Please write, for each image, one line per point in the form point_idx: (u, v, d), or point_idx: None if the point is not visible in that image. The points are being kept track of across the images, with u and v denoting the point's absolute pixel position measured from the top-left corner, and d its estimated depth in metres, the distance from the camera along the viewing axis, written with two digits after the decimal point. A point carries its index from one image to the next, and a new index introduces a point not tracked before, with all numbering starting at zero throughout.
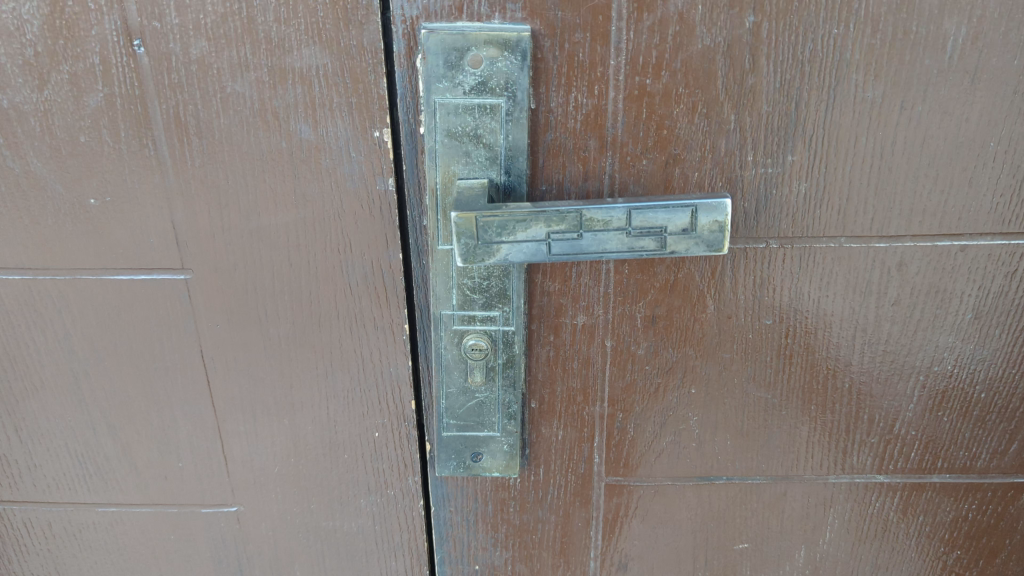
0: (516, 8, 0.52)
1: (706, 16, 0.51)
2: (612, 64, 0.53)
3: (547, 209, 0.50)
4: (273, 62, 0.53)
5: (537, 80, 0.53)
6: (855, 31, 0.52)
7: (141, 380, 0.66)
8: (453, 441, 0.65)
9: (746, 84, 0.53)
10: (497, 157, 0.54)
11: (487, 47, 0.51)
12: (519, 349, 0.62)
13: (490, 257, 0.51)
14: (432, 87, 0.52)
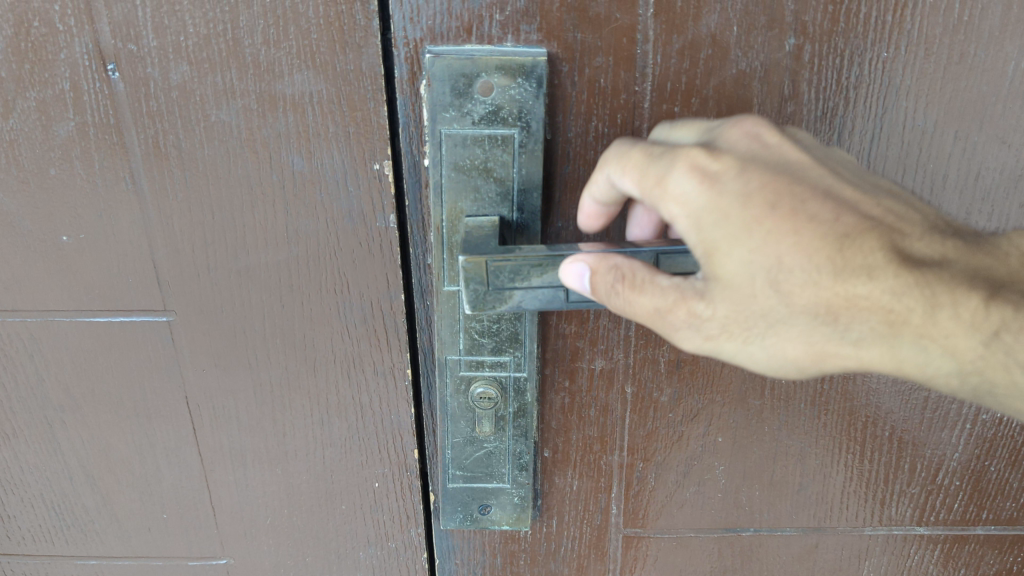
0: (531, 30, 0.46)
1: (741, 38, 0.46)
2: (637, 90, 0.48)
3: (565, 252, 0.44)
4: (262, 88, 0.48)
5: (554, 107, 0.48)
6: (907, 54, 0.46)
7: (120, 427, 0.61)
8: (460, 493, 0.60)
9: (784, 112, 0.48)
10: (509, 192, 0.49)
11: (499, 73, 0.46)
12: (531, 397, 0.57)
13: (503, 304, 0.45)
14: (437, 116, 0.47)
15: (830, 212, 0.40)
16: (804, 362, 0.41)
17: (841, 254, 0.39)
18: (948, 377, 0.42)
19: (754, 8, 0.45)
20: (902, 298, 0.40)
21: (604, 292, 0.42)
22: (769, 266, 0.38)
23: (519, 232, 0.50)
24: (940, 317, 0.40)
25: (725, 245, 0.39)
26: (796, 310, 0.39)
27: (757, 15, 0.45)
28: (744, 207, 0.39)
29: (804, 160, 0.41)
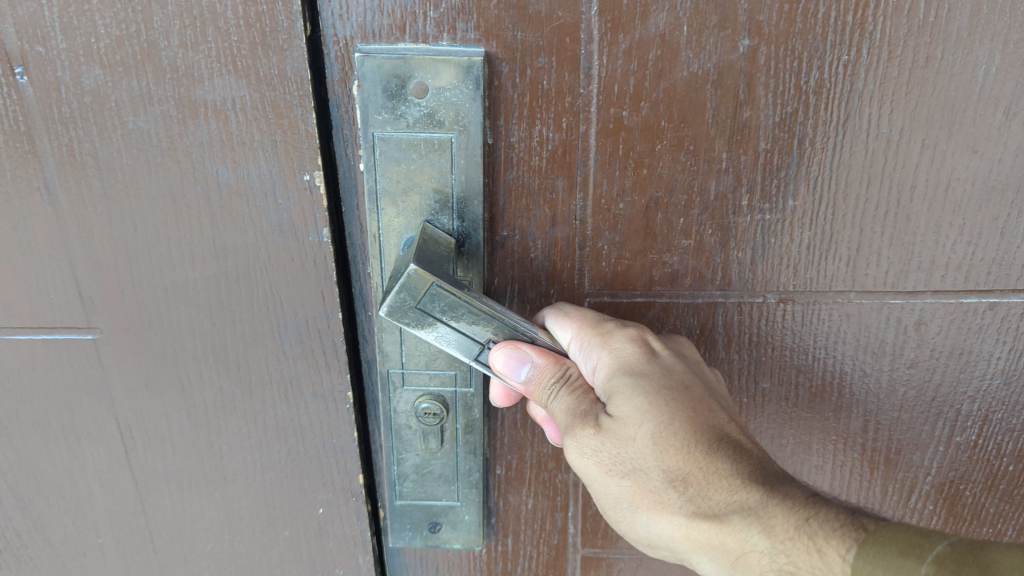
0: (469, 27, 0.43)
1: (692, 38, 0.43)
2: (583, 93, 0.45)
3: (505, 316, 0.44)
4: (181, 93, 0.45)
5: (497, 110, 0.45)
6: (870, 56, 0.43)
7: (49, 451, 0.57)
8: (409, 510, 0.57)
9: (740, 118, 0.45)
10: (448, 200, 0.46)
11: (434, 74, 0.43)
12: (479, 413, 0.54)
13: (422, 329, 0.43)
14: (371, 121, 0.44)
15: (731, 420, 0.44)
16: (657, 517, 0.43)
17: (718, 438, 0.42)
18: (758, 556, 0.40)
19: (705, 7, 0.42)
20: (749, 482, 0.41)
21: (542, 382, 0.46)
22: (656, 420, 0.42)
23: (461, 241, 0.48)
24: (770, 500, 0.40)
25: (628, 392, 0.43)
26: (658, 468, 0.42)
27: (708, 14, 0.42)
28: (661, 375, 0.44)
29: (716, 386, 0.47)
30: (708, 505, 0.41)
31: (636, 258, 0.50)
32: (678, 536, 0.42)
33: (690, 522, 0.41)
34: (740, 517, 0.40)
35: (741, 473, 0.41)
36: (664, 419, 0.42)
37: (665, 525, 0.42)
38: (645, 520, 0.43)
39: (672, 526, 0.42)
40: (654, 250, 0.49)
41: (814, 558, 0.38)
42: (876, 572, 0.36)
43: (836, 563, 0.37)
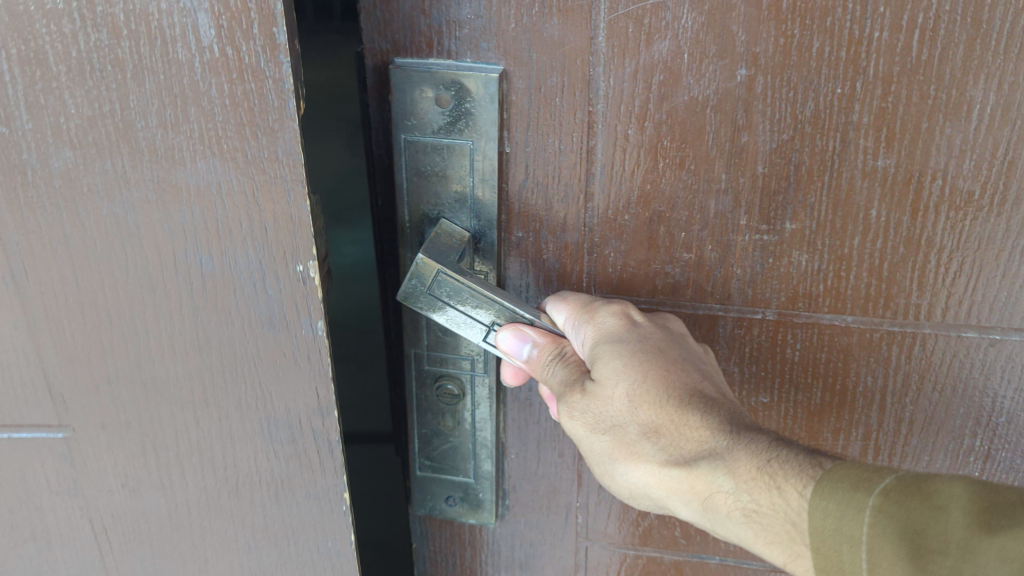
0: (490, 47, 0.48)
1: (693, 65, 0.47)
2: (592, 110, 0.49)
3: (504, 301, 0.49)
4: (158, 180, 0.45)
5: (513, 122, 0.50)
6: (863, 91, 0.45)
7: (24, 547, 0.61)
8: (429, 480, 0.64)
9: (737, 142, 0.48)
10: (466, 200, 0.52)
11: (456, 87, 0.49)
12: (491, 399, 0.60)
13: (435, 313, 0.50)
14: (402, 125, 0.50)
15: (702, 377, 0.48)
16: (635, 468, 0.46)
17: (689, 392, 0.46)
18: (724, 496, 0.43)
19: (705, 37, 0.46)
20: (715, 432, 0.44)
21: (540, 360, 0.50)
22: (632, 379, 0.46)
23: (477, 239, 0.53)
24: (735, 447, 0.43)
25: (608, 355, 0.47)
26: (634, 422, 0.46)
27: (708, 44, 0.46)
28: (638, 340, 0.48)
29: (698, 352, 0.50)
30: (680, 454, 0.45)
31: (641, 267, 0.53)
32: (654, 482, 0.46)
33: (664, 469, 0.45)
34: (708, 462, 0.44)
35: (709, 425, 0.45)
36: (639, 376, 0.46)
37: (641, 474, 0.46)
38: (626, 472, 0.47)
39: (647, 473, 0.46)
40: (658, 260, 0.53)
41: (774, 495, 0.41)
42: (830, 503, 0.39)
43: (794, 498, 0.40)
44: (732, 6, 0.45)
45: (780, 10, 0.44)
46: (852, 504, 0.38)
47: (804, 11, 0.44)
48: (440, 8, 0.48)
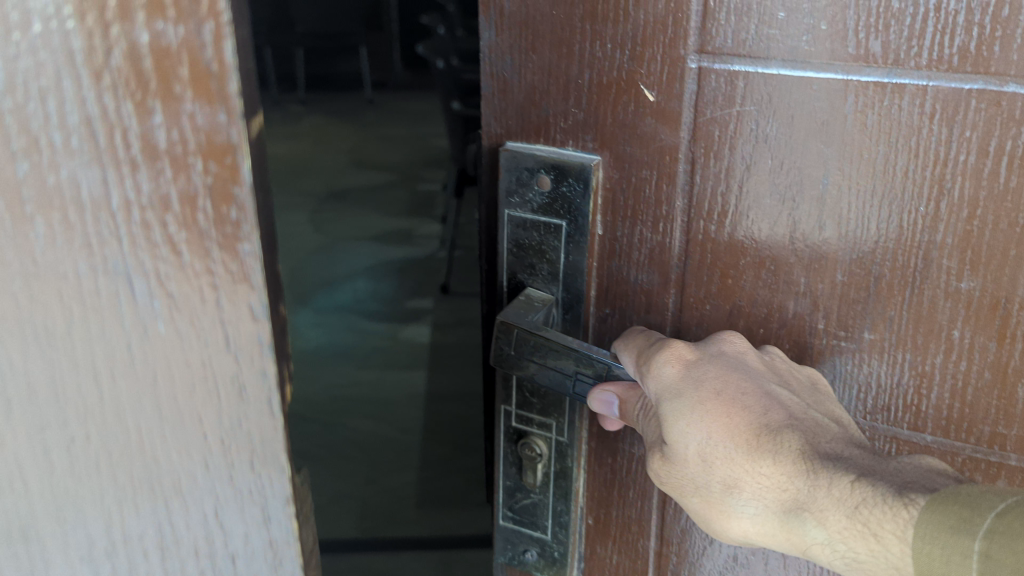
0: (589, 139, 0.52)
1: (776, 169, 0.49)
2: (678, 204, 0.52)
3: (581, 350, 0.52)
4: (86, 473, 0.38)
5: (605, 206, 0.53)
6: (947, 211, 0.46)
7: None
8: (509, 534, 0.64)
9: (818, 247, 0.50)
10: (558, 273, 0.55)
11: (553, 171, 0.53)
12: (574, 461, 0.61)
13: (524, 371, 0.53)
14: (505, 202, 0.55)
15: (763, 406, 0.45)
16: (733, 526, 0.46)
17: (755, 436, 0.44)
18: (821, 547, 0.43)
19: (788, 145, 0.48)
20: (793, 476, 0.43)
21: (631, 417, 0.49)
22: (700, 440, 0.45)
23: (565, 309, 0.56)
24: (818, 494, 0.42)
25: (672, 418, 0.45)
26: (715, 481, 0.45)
27: (790, 152, 0.48)
28: (696, 388, 0.46)
29: (759, 371, 0.48)
30: (769, 506, 0.44)
31: None
32: (755, 536, 0.45)
33: (759, 523, 0.44)
34: (800, 515, 0.43)
35: (786, 470, 0.43)
36: (706, 428, 0.44)
37: (737, 531, 0.46)
38: (725, 529, 0.46)
39: (743, 529, 0.45)
40: None
41: (871, 542, 0.40)
42: (933, 547, 0.38)
43: (894, 542, 0.39)
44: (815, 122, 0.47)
45: (864, 126, 0.46)
46: (955, 550, 0.37)
47: (888, 127, 0.46)
48: (550, 102, 0.52)
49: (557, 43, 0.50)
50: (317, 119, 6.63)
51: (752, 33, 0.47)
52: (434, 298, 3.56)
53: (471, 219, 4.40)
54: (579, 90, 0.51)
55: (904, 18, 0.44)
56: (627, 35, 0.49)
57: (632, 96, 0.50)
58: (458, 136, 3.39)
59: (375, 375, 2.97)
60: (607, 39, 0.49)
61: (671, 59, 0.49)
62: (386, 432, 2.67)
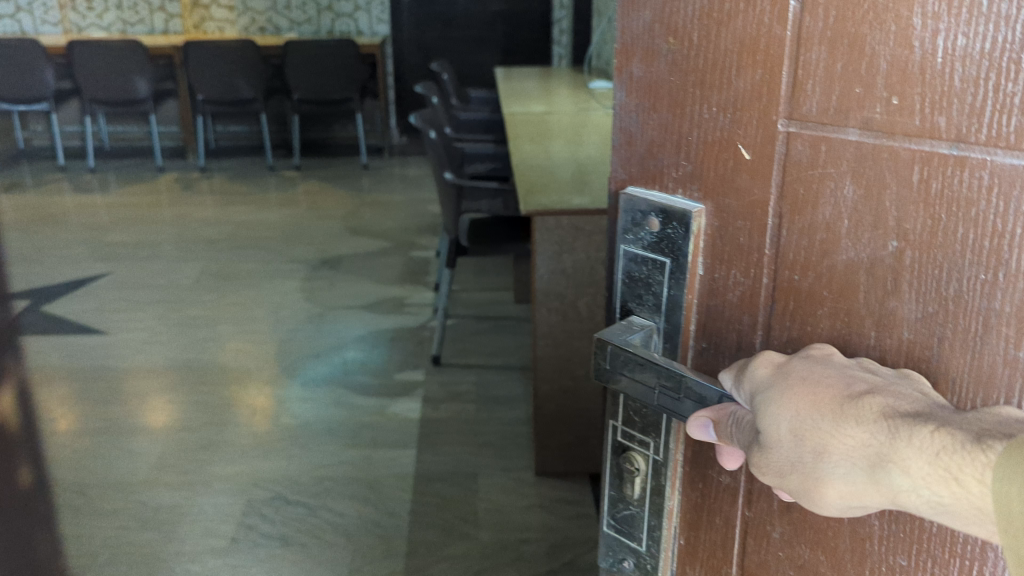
0: (695, 189, 0.66)
1: (852, 231, 0.57)
2: (767, 252, 0.62)
3: (659, 362, 0.64)
4: None
5: (705, 250, 0.67)
6: (1002, 281, 0.50)
7: None
8: (613, 537, 0.79)
9: (886, 306, 0.56)
10: (661, 304, 0.70)
11: (659, 215, 0.69)
12: (664, 479, 0.73)
13: (619, 380, 0.68)
14: (623, 239, 0.72)
15: (846, 382, 0.52)
16: (831, 498, 0.50)
17: (840, 403, 0.50)
18: (908, 493, 0.47)
19: (862, 209, 0.56)
20: (874, 431, 0.48)
21: (729, 435, 0.57)
22: (790, 417, 0.51)
23: (666, 337, 0.71)
24: (898, 443, 0.47)
25: (766, 405, 0.53)
26: (808, 451, 0.50)
27: (864, 216, 0.56)
28: (786, 379, 0.53)
29: (849, 365, 0.54)
30: (856, 463, 0.48)
31: None
32: (851, 499, 0.49)
33: (852, 482, 0.49)
34: (884, 461, 0.47)
35: (865, 425, 0.49)
36: (795, 405, 0.51)
37: (838, 501, 0.49)
38: (828, 504, 0.50)
39: (841, 496, 0.49)
40: None
41: (953, 483, 0.45)
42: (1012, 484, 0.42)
43: (976, 481, 0.44)
44: (886, 189, 0.54)
45: (928, 194, 0.52)
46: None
47: (950, 199, 0.51)
48: (665, 157, 0.68)
49: (673, 104, 0.66)
50: (312, 187, 6.75)
51: (833, 107, 0.55)
52: (424, 370, 3.60)
53: (463, 288, 4.46)
54: (688, 146, 0.66)
55: (966, 97, 0.49)
56: (729, 100, 0.62)
57: (730, 152, 0.63)
58: (451, 206, 3.46)
59: (363, 453, 3.01)
60: (712, 103, 0.64)
61: (767, 122, 0.60)
62: (372, 514, 2.69)
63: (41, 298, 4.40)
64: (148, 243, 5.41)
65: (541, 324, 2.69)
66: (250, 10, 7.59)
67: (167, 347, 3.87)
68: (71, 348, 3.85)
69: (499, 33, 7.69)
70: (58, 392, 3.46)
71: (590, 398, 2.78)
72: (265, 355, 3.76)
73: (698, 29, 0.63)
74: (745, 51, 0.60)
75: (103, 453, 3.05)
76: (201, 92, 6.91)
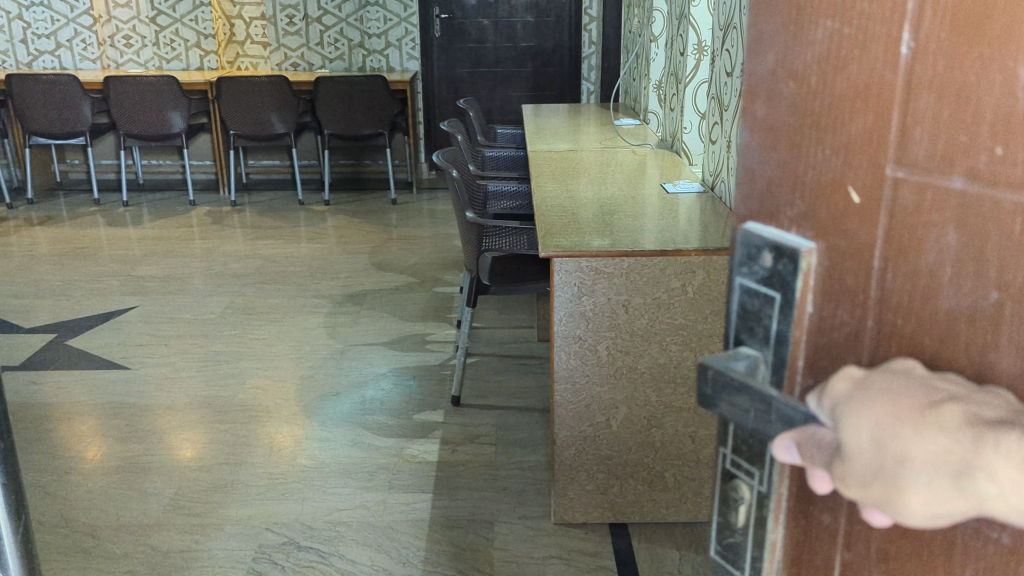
0: (805, 228, 0.64)
1: (954, 278, 0.53)
2: (872, 291, 0.59)
3: (752, 385, 0.61)
4: None
5: (815, 288, 0.63)
6: None
7: None
8: (718, 562, 0.76)
9: (987, 361, 0.52)
10: (768, 338, 0.67)
11: (770, 251, 0.66)
12: (766, 510, 0.70)
13: (716, 404, 0.64)
14: (740, 271, 0.69)
15: (923, 393, 0.50)
16: (908, 507, 0.48)
17: (922, 413, 0.48)
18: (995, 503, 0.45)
19: (965, 255, 0.53)
20: (956, 441, 0.46)
21: (808, 459, 0.55)
22: (870, 427, 0.50)
23: (773, 369, 0.67)
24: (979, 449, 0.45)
25: (848, 416, 0.51)
26: (888, 462, 0.48)
27: (965, 262, 0.53)
28: (872, 391, 0.51)
29: (940, 383, 0.51)
30: (939, 480, 0.47)
31: None
32: (931, 508, 0.47)
33: (932, 497, 0.47)
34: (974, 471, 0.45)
35: (951, 440, 0.46)
36: (872, 414, 0.50)
37: (918, 512, 0.48)
38: (908, 516, 0.48)
39: (921, 503, 0.47)
40: None
41: None
42: None
43: None
44: (988, 239, 0.51)
45: None
46: None
47: None
48: (782, 197, 0.66)
49: (791, 146, 0.65)
50: (340, 221, 6.74)
51: (939, 153, 0.53)
52: (444, 410, 3.50)
53: (487, 325, 4.37)
54: (803, 185, 0.64)
55: None
56: (841, 144, 0.60)
57: (841, 195, 0.60)
58: (473, 246, 3.44)
59: (379, 496, 2.91)
60: (827, 146, 0.61)
61: (875, 168, 0.57)
62: (385, 562, 2.58)
63: (66, 332, 4.38)
64: (176, 277, 5.40)
65: (560, 369, 2.60)
66: (284, 47, 7.66)
67: (188, 383, 3.80)
68: (92, 383, 3.79)
69: (529, 70, 7.71)
70: (76, 428, 3.40)
71: (612, 445, 2.68)
72: (284, 393, 3.68)
73: (816, 73, 0.61)
74: (859, 97, 0.58)
75: (117, 494, 2.95)
76: (234, 127, 6.98)
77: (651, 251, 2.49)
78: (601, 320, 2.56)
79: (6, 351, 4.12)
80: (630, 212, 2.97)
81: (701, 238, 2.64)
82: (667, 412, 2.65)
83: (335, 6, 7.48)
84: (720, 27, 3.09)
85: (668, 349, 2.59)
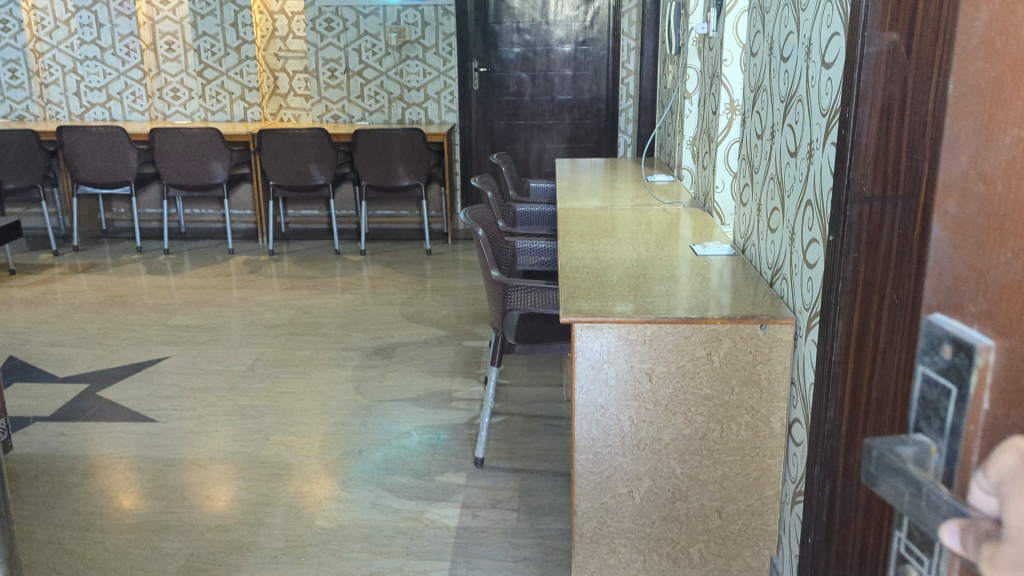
0: (988, 332, 0.55)
1: None
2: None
3: (916, 471, 0.56)
4: None
5: (990, 385, 0.55)
6: None
7: None
8: None
9: None
10: (948, 430, 0.58)
11: (947, 350, 0.57)
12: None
13: (875, 486, 0.59)
14: (919, 363, 0.60)
15: None
16: None
17: None
18: None
19: None
20: None
21: (966, 542, 0.52)
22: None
23: (946, 460, 0.58)
24: None
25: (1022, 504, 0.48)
26: None
27: None
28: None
29: None
30: None
31: None
32: None
33: None
34: None
35: None
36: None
37: None
38: None
39: None
40: None
41: None
42: None
43: None
44: None
45: None
46: None
47: None
48: (965, 296, 0.59)
49: (977, 259, 0.58)
50: (375, 271, 6.77)
51: None
52: (467, 472, 3.43)
53: (514, 383, 4.30)
54: (987, 290, 0.57)
55: None
56: (1014, 256, 0.55)
57: (1020, 298, 0.54)
58: (498, 303, 3.40)
59: (396, 563, 2.84)
60: (1007, 251, 0.55)
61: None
62: None
63: (99, 382, 4.42)
64: (210, 326, 5.45)
65: (581, 437, 2.54)
66: (325, 100, 7.79)
67: (214, 438, 3.80)
68: (119, 436, 3.80)
69: (566, 123, 7.73)
70: (100, 483, 3.40)
71: (635, 517, 2.60)
72: (307, 451, 3.65)
73: (1003, 186, 0.55)
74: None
75: (135, 553, 2.93)
76: (274, 177, 7.10)
77: (675, 318, 2.42)
78: (623, 389, 2.49)
79: (39, 400, 4.16)
80: (658, 275, 2.90)
81: (731, 304, 2.56)
82: (692, 485, 2.55)
83: (376, 60, 7.61)
84: (750, 88, 3.04)
85: (693, 420, 2.50)
